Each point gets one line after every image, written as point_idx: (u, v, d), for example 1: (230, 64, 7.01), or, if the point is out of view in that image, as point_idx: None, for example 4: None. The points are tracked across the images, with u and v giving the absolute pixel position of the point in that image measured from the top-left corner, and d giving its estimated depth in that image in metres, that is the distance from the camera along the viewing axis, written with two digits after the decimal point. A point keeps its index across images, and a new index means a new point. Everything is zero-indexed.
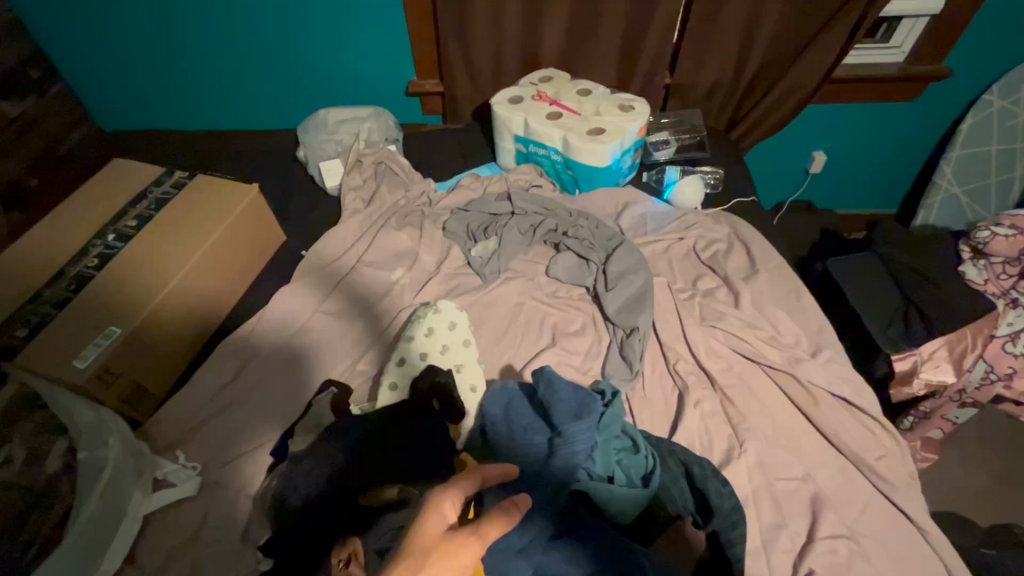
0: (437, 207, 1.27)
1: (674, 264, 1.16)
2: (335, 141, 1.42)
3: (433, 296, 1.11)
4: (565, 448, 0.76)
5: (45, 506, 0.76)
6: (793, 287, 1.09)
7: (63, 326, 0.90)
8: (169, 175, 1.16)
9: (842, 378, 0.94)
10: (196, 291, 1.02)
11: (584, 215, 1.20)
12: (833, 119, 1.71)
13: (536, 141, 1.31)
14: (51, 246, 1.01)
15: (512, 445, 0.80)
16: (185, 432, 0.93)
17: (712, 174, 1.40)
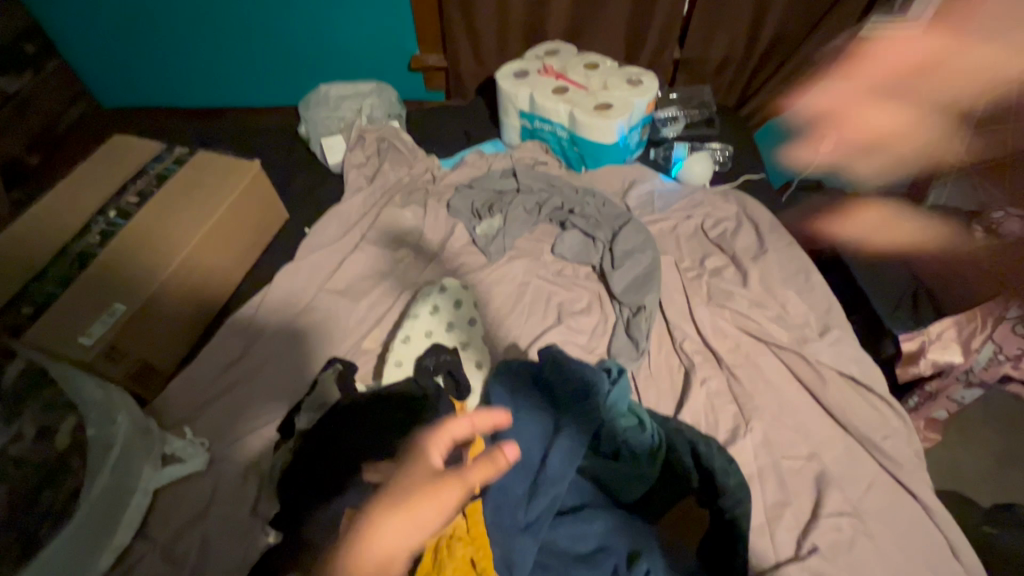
0: (441, 184, 1.26)
1: (681, 242, 1.14)
2: (337, 117, 1.39)
3: (437, 275, 1.11)
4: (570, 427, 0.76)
5: (56, 483, 0.74)
6: (802, 266, 1.08)
7: (69, 303, 0.90)
8: (169, 152, 1.14)
9: (850, 358, 0.94)
10: (201, 268, 1.02)
11: (590, 192, 1.18)
12: (845, 96, 1.68)
13: (541, 117, 1.29)
14: (54, 224, 1.01)
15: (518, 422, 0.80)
16: (192, 409, 0.94)
17: (722, 151, 1.37)
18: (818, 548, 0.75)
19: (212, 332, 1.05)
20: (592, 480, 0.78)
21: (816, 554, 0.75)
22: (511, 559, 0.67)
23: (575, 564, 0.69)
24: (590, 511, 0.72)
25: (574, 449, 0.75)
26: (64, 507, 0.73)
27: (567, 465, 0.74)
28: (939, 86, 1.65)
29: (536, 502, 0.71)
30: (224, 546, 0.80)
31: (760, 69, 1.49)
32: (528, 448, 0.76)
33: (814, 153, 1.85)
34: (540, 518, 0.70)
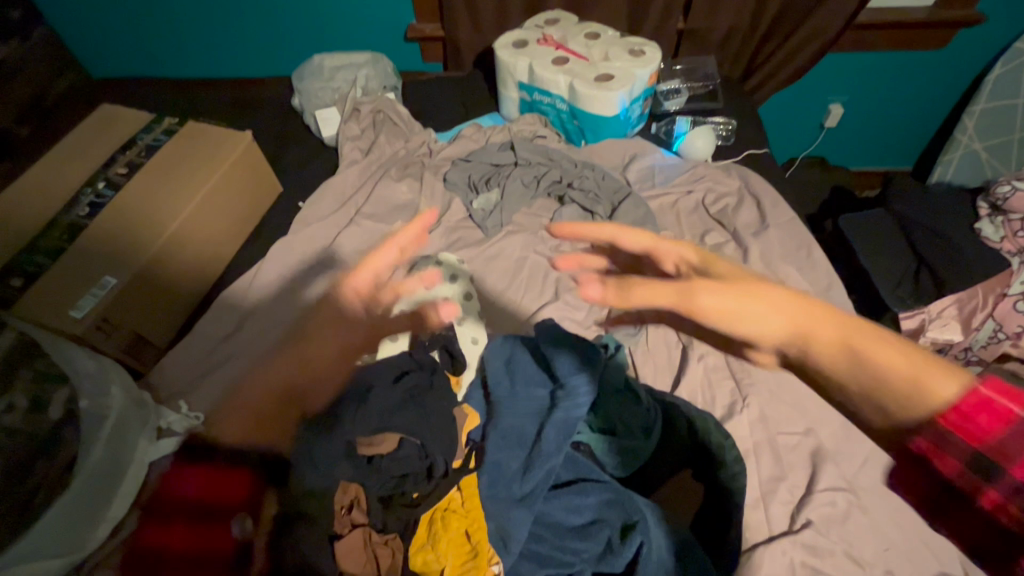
0: (437, 158, 1.23)
1: (681, 218, 1.13)
2: (331, 89, 1.36)
3: (434, 249, 1.09)
4: (566, 400, 0.75)
5: (50, 453, 0.73)
6: (803, 242, 1.07)
7: (59, 275, 0.88)
8: (158, 122, 1.12)
9: None
10: (193, 241, 1.00)
11: (590, 166, 1.16)
12: (852, 69, 1.64)
13: (540, 89, 1.25)
14: (42, 196, 0.98)
15: (513, 394, 0.78)
16: (186, 383, 0.93)
17: (724, 125, 1.35)
18: (812, 522, 0.76)
19: (206, 305, 1.04)
20: (588, 453, 0.78)
21: (809, 528, 0.75)
22: (507, 529, 0.68)
23: (571, 536, 0.69)
24: (585, 484, 0.72)
25: (570, 423, 0.74)
26: (60, 479, 0.72)
27: (562, 439, 0.74)
28: (949, 60, 1.61)
29: (532, 475, 0.71)
30: None
31: (767, 41, 1.45)
32: (523, 422, 0.76)
33: (819, 129, 1.82)
34: (536, 491, 0.70)
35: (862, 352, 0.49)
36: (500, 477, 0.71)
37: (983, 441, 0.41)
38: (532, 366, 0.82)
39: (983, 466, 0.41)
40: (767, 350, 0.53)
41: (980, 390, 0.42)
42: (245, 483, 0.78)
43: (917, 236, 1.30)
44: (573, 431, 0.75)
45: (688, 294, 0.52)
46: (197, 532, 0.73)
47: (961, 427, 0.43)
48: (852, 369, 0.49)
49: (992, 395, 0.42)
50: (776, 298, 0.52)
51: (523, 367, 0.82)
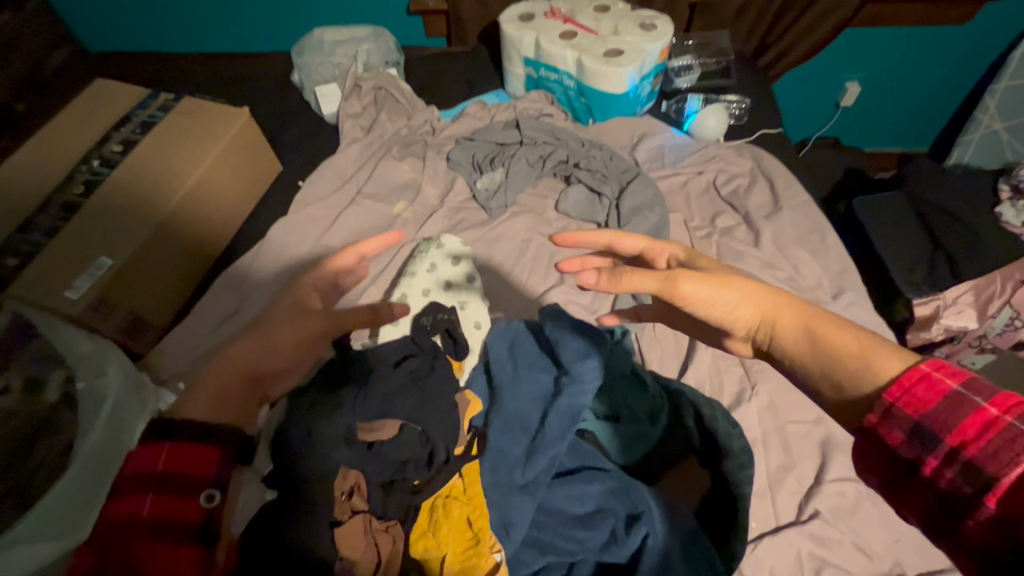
0: (440, 136, 1.20)
1: (691, 200, 1.09)
2: (331, 64, 1.32)
3: (436, 231, 1.07)
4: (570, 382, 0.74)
5: (50, 434, 0.73)
6: (818, 225, 1.03)
7: (55, 254, 0.86)
8: (154, 98, 1.08)
9: (862, 322, 0.91)
10: (190, 220, 0.98)
11: (597, 145, 1.13)
12: (872, 45, 1.57)
13: (547, 65, 1.21)
14: (37, 174, 0.96)
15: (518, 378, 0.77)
16: (187, 364, 0.92)
17: (737, 104, 1.30)
18: (820, 512, 0.75)
19: (205, 284, 1.02)
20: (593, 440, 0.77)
21: (816, 518, 0.74)
22: (509, 517, 0.67)
23: (574, 525, 0.68)
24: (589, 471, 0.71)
25: (575, 407, 0.73)
26: (58, 459, 0.71)
27: (566, 423, 0.72)
28: (973, 38, 1.55)
29: (535, 459, 0.70)
30: None
31: (785, 14, 1.38)
32: (527, 406, 0.75)
33: (834, 109, 1.76)
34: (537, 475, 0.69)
35: (822, 338, 0.52)
36: (503, 461, 0.70)
37: (926, 411, 0.42)
38: (537, 349, 0.81)
39: (924, 437, 0.41)
40: (742, 335, 0.59)
41: (922, 366, 0.44)
42: (201, 462, 0.51)
43: (934, 220, 1.26)
44: (578, 414, 0.73)
45: (672, 281, 0.56)
46: (166, 506, 0.49)
47: (907, 402, 0.43)
48: (819, 354, 0.52)
49: (933, 371, 0.43)
50: (748, 289, 0.57)
51: (528, 351, 0.81)
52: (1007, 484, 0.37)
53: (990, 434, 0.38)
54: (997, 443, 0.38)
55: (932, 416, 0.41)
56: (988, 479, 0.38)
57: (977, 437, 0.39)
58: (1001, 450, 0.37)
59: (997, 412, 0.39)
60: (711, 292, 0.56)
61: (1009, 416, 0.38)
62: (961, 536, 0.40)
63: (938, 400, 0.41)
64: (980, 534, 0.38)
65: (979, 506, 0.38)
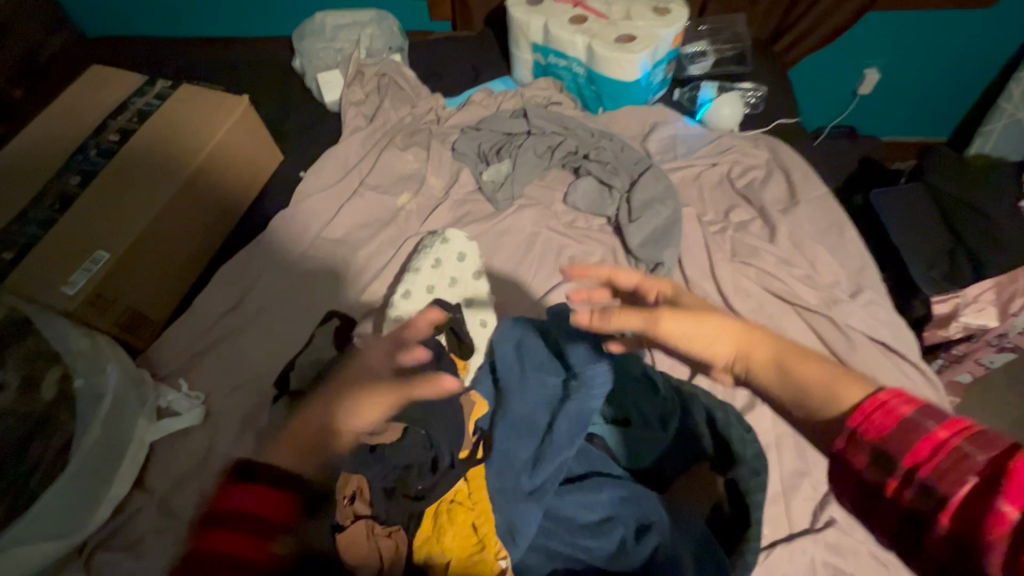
0: (445, 125, 1.16)
1: (705, 193, 1.05)
2: (333, 49, 1.28)
3: (441, 224, 1.04)
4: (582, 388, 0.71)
5: (45, 434, 0.71)
6: (836, 220, 0.99)
7: (51, 248, 0.84)
8: (151, 85, 1.05)
9: (881, 322, 0.88)
10: (188, 213, 0.95)
11: (608, 135, 1.09)
12: (893, 30, 1.51)
13: (556, 51, 1.17)
14: (32, 164, 0.94)
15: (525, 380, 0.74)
16: (187, 360, 0.90)
17: (753, 92, 1.25)
18: (836, 520, 0.72)
19: (206, 278, 1.01)
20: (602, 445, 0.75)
21: (832, 526, 0.72)
22: (514, 524, 0.64)
23: (582, 533, 0.66)
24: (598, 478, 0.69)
25: (585, 413, 0.70)
26: (55, 459, 0.70)
27: (576, 429, 0.70)
28: (1000, 22, 1.48)
29: (544, 466, 0.67)
30: None
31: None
32: (534, 410, 0.72)
33: (851, 96, 1.70)
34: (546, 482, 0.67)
35: (795, 369, 0.50)
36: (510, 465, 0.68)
37: (882, 436, 0.40)
38: (546, 351, 0.78)
39: (884, 460, 0.40)
40: (719, 370, 0.57)
41: (880, 395, 0.43)
42: (270, 501, 0.55)
43: (955, 214, 1.22)
44: (589, 420, 0.71)
45: (653, 319, 0.56)
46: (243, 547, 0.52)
47: (868, 425, 0.42)
48: (796, 382, 0.50)
49: (890, 399, 0.42)
50: (724, 323, 0.56)
51: (536, 353, 0.78)
52: (958, 502, 0.36)
53: (941, 454, 0.38)
54: (948, 463, 0.37)
55: (890, 442, 0.40)
56: (940, 497, 0.37)
57: (931, 459, 0.38)
58: (952, 468, 0.37)
59: (946, 434, 0.38)
60: (686, 325, 0.57)
61: (957, 438, 0.38)
62: (923, 554, 0.38)
63: (893, 425, 0.40)
64: (938, 553, 0.37)
65: (934, 524, 0.37)
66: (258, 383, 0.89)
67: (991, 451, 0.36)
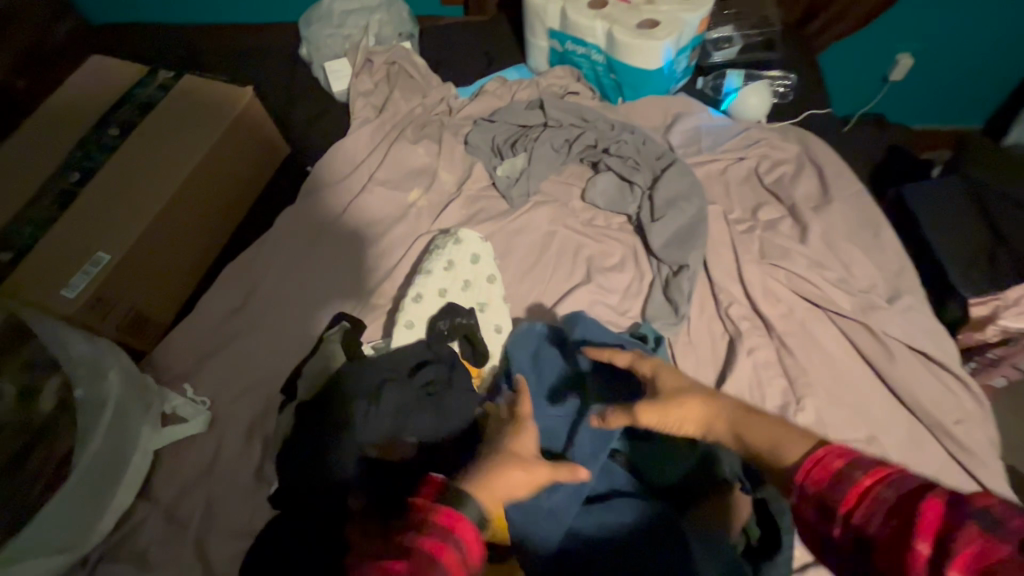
0: (457, 116, 1.11)
1: (731, 189, 1.00)
2: (341, 36, 1.22)
3: (453, 222, 0.99)
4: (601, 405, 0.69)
5: (45, 445, 0.69)
6: (872, 219, 0.94)
7: (50, 248, 0.82)
8: (153, 75, 1.01)
9: (921, 329, 0.83)
10: (191, 211, 0.92)
11: (628, 128, 1.03)
12: (930, 13, 1.43)
13: (573, 37, 1.10)
14: (32, 160, 0.90)
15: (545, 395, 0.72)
16: (192, 364, 0.87)
17: (782, 80, 1.19)
18: None
19: (212, 278, 0.98)
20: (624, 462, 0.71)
21: None
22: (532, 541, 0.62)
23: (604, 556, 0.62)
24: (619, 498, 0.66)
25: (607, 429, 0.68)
26: (57, 470, 0.68)
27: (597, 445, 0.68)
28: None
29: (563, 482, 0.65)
30: (228, 507, 0.77)
31: None
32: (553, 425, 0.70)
33: (882, 83, 1.62)
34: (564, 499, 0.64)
35: (748, 431, 0.54)
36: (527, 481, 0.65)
37: (819, 486, 0.44)
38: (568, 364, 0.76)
39: (823, 510, 0.43)
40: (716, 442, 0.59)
41: (819, 451, 0.46)
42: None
43: (996, 210, 1.15)
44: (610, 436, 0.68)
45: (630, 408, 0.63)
46: None
47: (808, 479, 0.45)
48: (754, 443, 0.52)
49: (829, 454, 0.45)
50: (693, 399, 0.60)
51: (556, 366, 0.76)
52: (884, 546, 0.39)
53: (867, 501, 0.41)
54: (873, 510, 0.41)
55: (824, 492, 0.44)
56: (869, 542, 0.40)
57: (858, 505, 0.42)
58: (875, 516, 0.41)
59: (870, 483, 0.42)
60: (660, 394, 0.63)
61: (879, 485, 0.42)
62: None
63: (829, 481, 0.44)
64: None
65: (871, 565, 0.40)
66: (264, 389, 0.86)
67: (908, 493, 0.40)
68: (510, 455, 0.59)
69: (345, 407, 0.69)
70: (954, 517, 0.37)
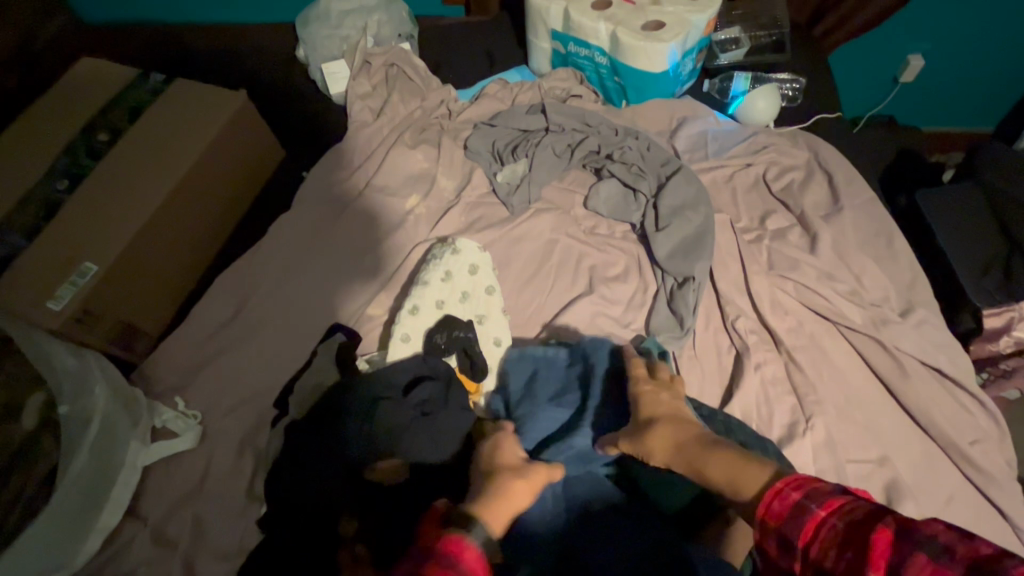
0: (457, 120, 1.08)
1: (738, 196, 0.97)
2: (339, 37, 1.20)
3: (452, 229, 0.97)
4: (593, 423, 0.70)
5: (29, 464, 0.68)
6: (884, 229, 0.90)
7: (36, 259, 0.79)
8: (144, 78, 0.99)
9: (934, 344, 0.80)
10: (182, 219, 0.90)
11: (633, 132, 1.00)
12: (942, 13, 1.39)
13: (576, 38, 1.07)
14: (19, 166, 0.88)
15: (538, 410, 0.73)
16: (183, 376, 0.85)
17: (790, 83, 1.16)
18: None
19: (205, 287, 0.96)
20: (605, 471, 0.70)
21: None
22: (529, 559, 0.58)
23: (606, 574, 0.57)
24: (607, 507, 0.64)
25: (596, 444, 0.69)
26: (39, 490, 0.66)
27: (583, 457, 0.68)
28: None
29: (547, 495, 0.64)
30: (218, 527, 0.75)
31: None
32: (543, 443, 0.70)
33: (892, 85, 1.58)
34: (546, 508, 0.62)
35: (706, 457, 0.57)
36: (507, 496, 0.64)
37: (780, 524, 0.47)
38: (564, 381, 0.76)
39: (785, 544, 0.47)
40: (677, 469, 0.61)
41: (777, 485, 0.49)
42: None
43: (1011, 218, 1.12)
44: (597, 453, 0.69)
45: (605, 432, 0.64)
46: None
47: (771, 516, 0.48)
48: (706, 468, 0.56)
49: (784, 487, 0.49)
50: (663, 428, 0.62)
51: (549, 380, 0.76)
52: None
53: (822, 533, 0.45)
54: (827, 540, 0.44)
55: (785, 528, 0.47)
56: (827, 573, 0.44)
57: (813, 538, 0.45)
58: (830, 548, 0.44)
59: (824, 515, 0.45)
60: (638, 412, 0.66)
61: (830, 515, 0.45)
62: None
63: (789, 514, 0.47)
64: None
65: None
66: (256, 403, 0.83)
67: (854, 520, 0.44)
68: (507, 473, 0.59)
69: (338, 426, 0.67)
70: (898, 544, 0.41)
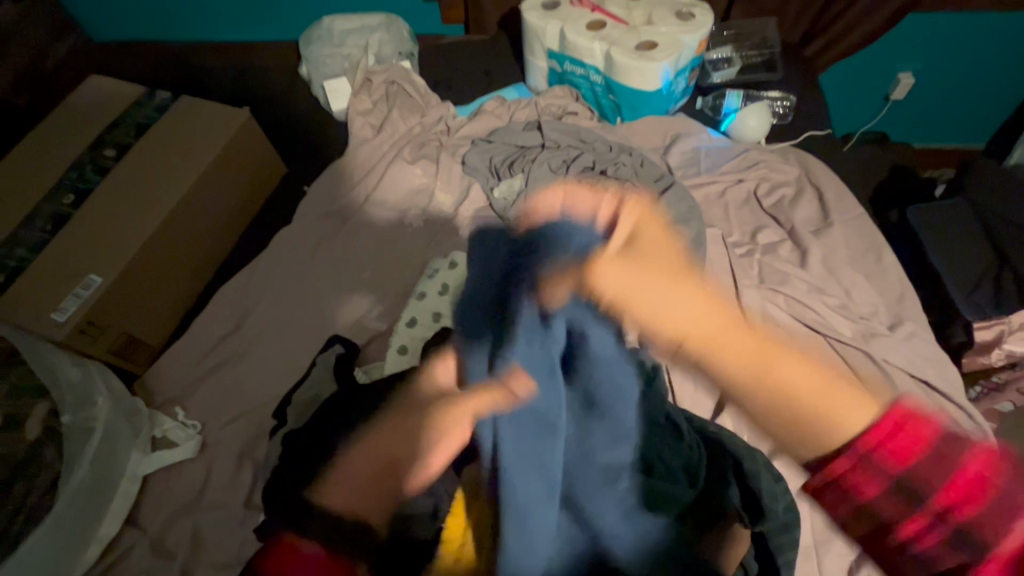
0: (455, 136, 1.11)
1: (730, 212, 0.99)
2: (341, 55, 1.23)
3: (450, 243, 0.98)
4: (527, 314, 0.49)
5: (30, 474, 0.67)
6: (874, 244, 0.92)
7: (41, 271, 0.81)
8: (151, 96, 1.01)
9: (923, 358, 0.81)
10: (185, 232, 0.92)
11: (627, 149, 1.03)
12: (930, 33, 1.43)
13: (572, 58, 1.10)
14: (27, 182, 0.90)
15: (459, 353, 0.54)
16: (184, 388, 0.86)
17: (781, 101, 1.18)
18: None
19: (206, 298, 0.97)
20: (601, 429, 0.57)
21: None
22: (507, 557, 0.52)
23: None
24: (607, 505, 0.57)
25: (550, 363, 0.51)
26: (40, 500, 0.67)
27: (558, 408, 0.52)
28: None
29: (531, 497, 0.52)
30: (216, 537, 0.76)
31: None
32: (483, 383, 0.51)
33: (883, 102, 1.61)
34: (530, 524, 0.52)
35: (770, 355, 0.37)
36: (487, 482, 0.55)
37: (906, 468, 0.37)
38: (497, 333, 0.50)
39: (913, 495, 0.37)
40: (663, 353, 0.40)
41: (902, 410, 0.37)
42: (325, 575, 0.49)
43: (1000, 233, 1.13)
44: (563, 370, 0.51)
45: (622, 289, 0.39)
46: None
47: (892, 454, 0.37)
48: (777, 403, 0.37)
49: (912, 417, 0.37)
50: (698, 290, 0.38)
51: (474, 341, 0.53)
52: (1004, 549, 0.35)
53: (979, 494, 0.36)
54: (988, 507, 0.35)
55: (914, 474, 0.37)
56: (979, 543, 0.35)
57: (973, 498, 0.36)
58: (995, 518, 0.35)
59: (985, 465, 0.36)
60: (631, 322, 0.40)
61: (995, 472, 0.36)
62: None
63: (924, 451, 0.37)
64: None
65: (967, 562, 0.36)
66: (255, 414, 0.84)
67: None
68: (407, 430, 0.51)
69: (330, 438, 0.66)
70: None
